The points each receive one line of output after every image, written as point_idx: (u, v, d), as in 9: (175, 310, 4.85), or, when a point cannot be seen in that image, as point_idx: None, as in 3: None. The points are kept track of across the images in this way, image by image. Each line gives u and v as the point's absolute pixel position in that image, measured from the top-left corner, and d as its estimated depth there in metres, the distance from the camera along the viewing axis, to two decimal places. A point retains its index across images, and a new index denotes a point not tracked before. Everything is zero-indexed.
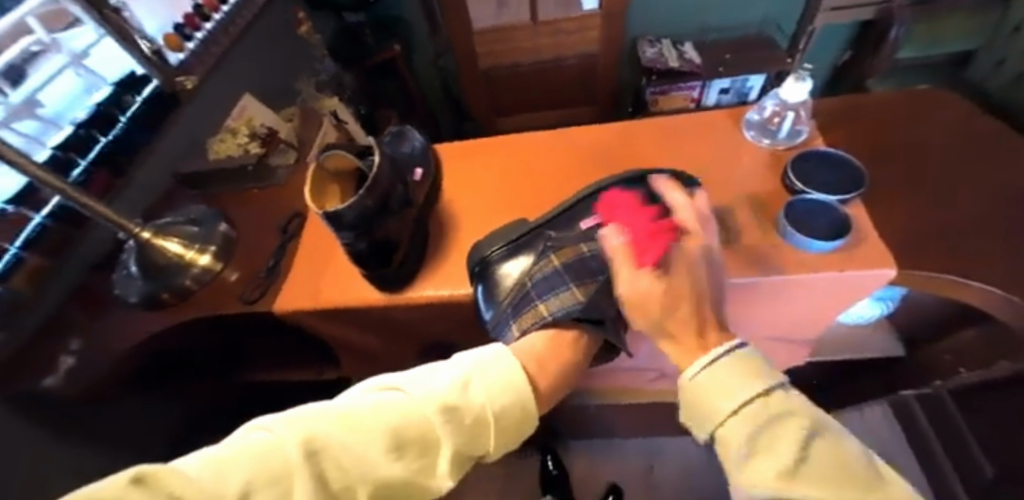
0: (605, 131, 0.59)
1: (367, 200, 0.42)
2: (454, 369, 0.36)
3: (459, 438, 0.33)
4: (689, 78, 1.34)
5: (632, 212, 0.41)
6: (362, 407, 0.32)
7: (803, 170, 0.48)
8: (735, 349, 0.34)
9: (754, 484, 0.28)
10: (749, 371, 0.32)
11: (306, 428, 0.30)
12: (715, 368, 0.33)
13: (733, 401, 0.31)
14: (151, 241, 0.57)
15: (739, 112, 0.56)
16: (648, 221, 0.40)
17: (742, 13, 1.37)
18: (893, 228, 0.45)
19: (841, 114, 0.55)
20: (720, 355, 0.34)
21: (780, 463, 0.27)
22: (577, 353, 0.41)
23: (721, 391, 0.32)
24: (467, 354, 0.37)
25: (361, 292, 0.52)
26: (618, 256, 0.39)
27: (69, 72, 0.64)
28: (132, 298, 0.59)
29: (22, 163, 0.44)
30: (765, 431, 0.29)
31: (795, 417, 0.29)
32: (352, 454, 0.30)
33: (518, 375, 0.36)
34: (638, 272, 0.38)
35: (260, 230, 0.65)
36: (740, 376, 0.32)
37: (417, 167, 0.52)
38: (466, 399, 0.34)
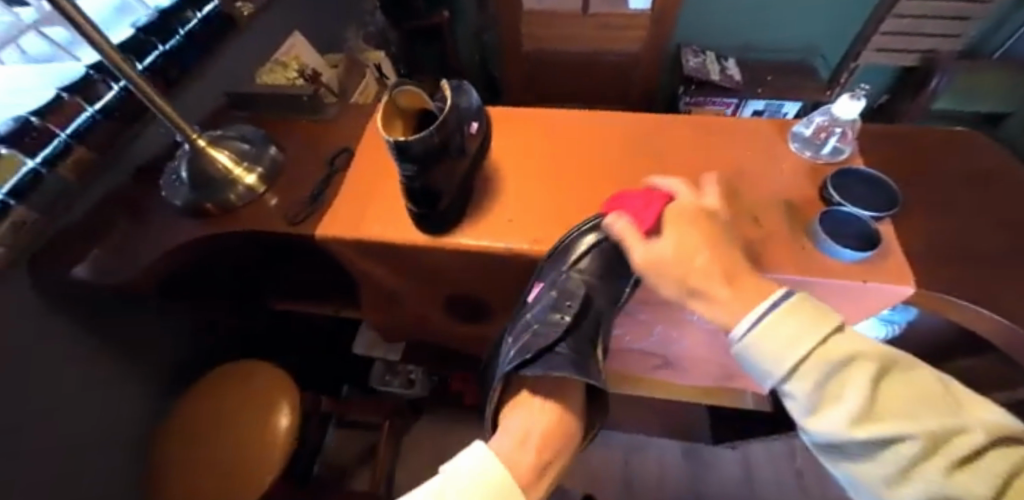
0: (654, 120, 0.61)
1: (435, 137, 0.44)
2: None
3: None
4: (727, 93, 1.36)
5: (644, 194, 0.47)
6: None
7: (843, 184, 0.50)
8: (785, 297, 0.37)
9: (833, 430, 0.34)
10: (807, 316, 0.36)
11: None
12: (760, 333, 0.37)
13: (796, 354, 0.36)
14: (204, 149, 0.60)
15: (786, 125, 0.58)
16: (641, 198, 0.47)
17: (789, 38, 1.38)
18: (919, 249, 0.47)
19: (882, 138, 0.58)
20: (757, 318, 0.37)
21: (852, 410, 0.33)
22: (552, 447, 0.49)
23: (780, 341, 0.36)
24: (439, 478, 0.45)
25: (404, 230, 0.54)
26: (628, 238, 0.44)
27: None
28: (178, 203, 0.61)
29: (99, 42, 0.45)
30: (835, 386, 0.35)
31: (862, 361, 0.34)
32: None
33: (488, 477, 0.44)
34: (650, 244, 0.43)
35: (304, 160, 0.66)
36: (800, 323, 0.36)
37: (474, 120, 0.54)
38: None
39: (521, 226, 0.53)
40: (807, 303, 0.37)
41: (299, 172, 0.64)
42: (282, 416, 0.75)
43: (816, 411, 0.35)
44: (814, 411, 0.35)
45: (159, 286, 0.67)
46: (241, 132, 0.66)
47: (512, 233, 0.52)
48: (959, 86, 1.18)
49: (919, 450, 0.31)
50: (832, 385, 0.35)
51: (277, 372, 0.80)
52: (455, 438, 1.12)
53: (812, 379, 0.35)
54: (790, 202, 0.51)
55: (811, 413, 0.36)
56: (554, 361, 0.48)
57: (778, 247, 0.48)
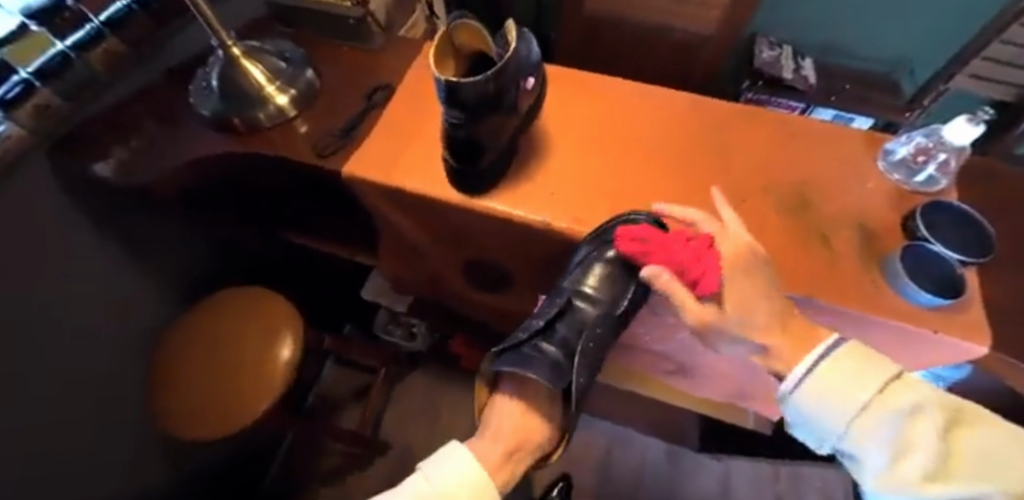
0: (727, 108, 0.55)
1: (491, 84, 0.39)
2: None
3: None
4: (796, 95, 1.26)
5: (659, 240, 0.42)
6: None
7: (934, 218, 0.44)
8: (833, 349, 0.36)
9: (903, 484, 0.32)
10: (865, 364, 0.35)
11: None
12: (816, 380, 0.36)
13: (857, 400, 0.34)
14: (238, 60, 0.56)
15: (877, 140, 0.51)
16: (687, 249, 0.40)
17: (878, 45, 1.26)
18: (1006, 306, 0.42)
19: (982, 174, 0.51)
20: (813, 364, 0.36)
21: (926, 462, 0.32)
22: (524, 445, 0.46)
23: (843, 388, 0.35)
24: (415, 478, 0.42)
25: (436, 184, 0.50)
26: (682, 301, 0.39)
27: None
28: (204, 113, 0.58)
29: None
30: (905, 438, 0.33)
31: (928, 410, 0.33)
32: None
33: (468, 479, 0.41)
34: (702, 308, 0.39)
35: (342, 88, 0.61)
36: (860, 370, 0.35)
37: (531, 75, 0.48)
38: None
39: (563, 201, 0.49)
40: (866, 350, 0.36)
41: (336, 101, 0.60)
42: (283, 347, 0.73)
43: (887, 464, 0.33)
44: (881, 465, 0.33)
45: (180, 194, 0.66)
46: (280, 48, 0.61)
47: (552, 207, 0.48)
48: None
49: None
50: (902, 437, 0.33)
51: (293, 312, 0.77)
52: (446, 396, 1.11)
53: (879, 427, 0.34)
54: (865, 228, 0.45)
55: (880, 467, 0.33)
56: (537, 358, 0.45)
57: (844, 276, 0.42)
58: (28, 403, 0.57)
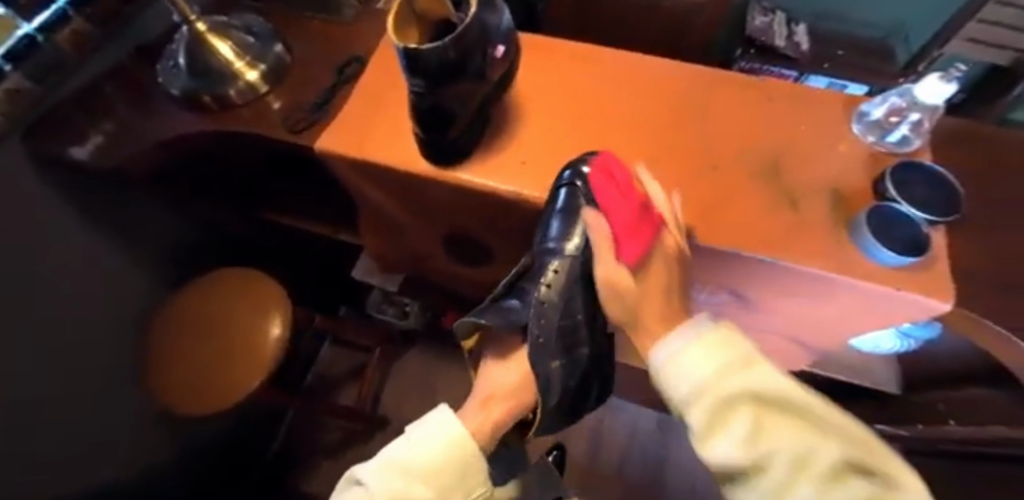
0: (705, 75, 0.54)
1: (451, 51, 0.38)
2: (400, 449, 0.39)
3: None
4: (787, 64, 1.24)
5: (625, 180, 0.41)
6: None
7: (903, 178, 0.44)
8: (700, 323, 0.30)
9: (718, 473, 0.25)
10: (728, 346, 0.28)
11: None
12: (681, 345, 0.30)
13: (708, 369, 0.28)
14: (204, 38, 0.56)
15: (854, 102, 0.51)
16: (632, 211, 0.39)
17: (875, 12, 1.23)
18: (971, 267, 0.42)
19: (963, 137, 0.50)
20: (685, 336, 0.30)
21: (740, 435, 0.25)
22: (503, 398, 0.44)
23: (700, 356, 0.28)
24: (385, 451, 0.39)
25: (409, 157, 0.50)
26: (598, 245, 0.38)
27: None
28: (174, 92, 0.57)
29: None
30: (723, 415, 0.26)
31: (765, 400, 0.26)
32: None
33: (439, 452, 0.38)
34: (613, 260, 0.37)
35: (314, 63, 0.60)
36: (725, 344, 0.29)
37: (501, 45, 0.48)
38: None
39: (535, 171, 0.48)
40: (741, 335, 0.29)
41: (308, 75, 0.59)
42: (271, 326, 0.74)
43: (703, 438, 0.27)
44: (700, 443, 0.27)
45: (152, 173, 0.67)
46: (247, 23, 0.61)
47: (523, 178, 0.48)
48: None
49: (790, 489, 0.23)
50: (725, 408, 0.26)
51: (278, 292, 0.77)
52: (440, 373, 1.12)
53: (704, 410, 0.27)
54: (836, 192, 0.45)
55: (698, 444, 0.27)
56: (501, 312, 0.45)
57: (810, 238, 0.43)
58: (18, 382, 0.59)
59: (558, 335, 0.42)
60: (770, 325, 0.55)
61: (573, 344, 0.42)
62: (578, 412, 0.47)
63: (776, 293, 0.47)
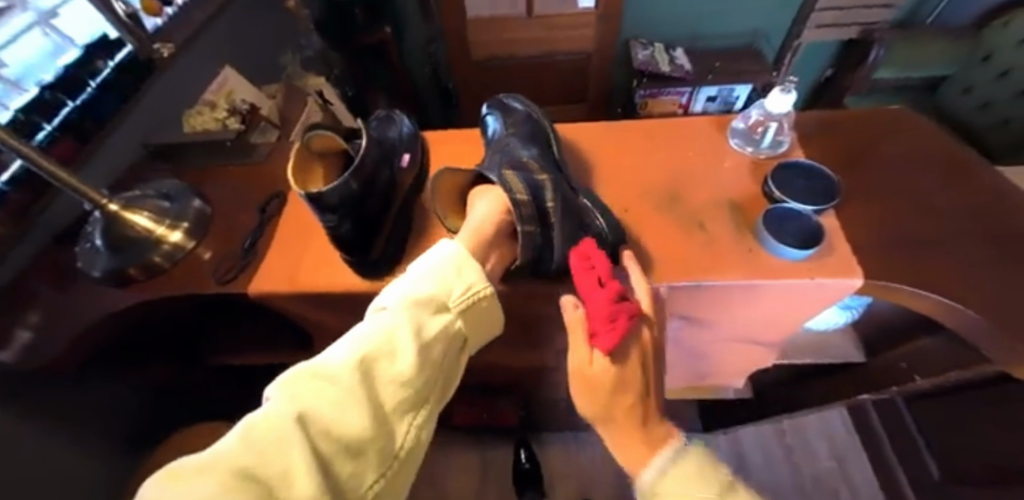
0: (599, 129, 0.59)
1: (352, 183, 0.41)
2: (408, 282, 0.39)
3: (415, 381, 0.34)
4: (678, 84, 1.37)
5: (597, 273, 0.42)
6: (361, 331, 0.35)
7: (784, 179, 0.49)
8: (672, 453, 0.34)
9: None
10: (692, 472, 0.32)
11: (301, 399, 0.29)
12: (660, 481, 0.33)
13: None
14: (119, 214, 0.55)
15: (724, 119, 0.57)
16: (607, 301, 0.40)
17: (732, 26, 1.40)
18: (864, 242, 0.47)
19: (824, 127, 0.57)
20: (663, 467, 0.33)
21: None
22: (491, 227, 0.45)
23: (677, 488, 0.32)
24: (401, 277, 0.40)
25: (344, 278, 0.52)
26: (572, 332, 0.41)
27: (35, 31, 0.62)
28: (97, 274, 0.56)
29: None
30: None
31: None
32: (329, 422, 0.29)
33: (449, 271, 0.40)
34: (588, 353, 0.39)
35: (236, 208, 0.63)
36: (693, 474, 0.32)
37: (405, 153, 0.51)
38: (403, 352, 0.33)
39: None
40: (696, 457, 0.34)
41: (231, 222, 0.61)
42: None
43: None
44: None
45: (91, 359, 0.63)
46: (160, 189, 0.62)
47: None
48: (898, 55, 1.27)
49: None
50: None
51: None
52: None
53: None
54: (733, 206, 0.50)
55: None
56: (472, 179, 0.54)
57: (724, 254, 0.46)
58: None
59: (510, 163, 0.49)
60: (725, 336, 0.58)
61: (538, 193, 0.46)
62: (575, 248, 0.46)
63: (718, 309, 0.50)
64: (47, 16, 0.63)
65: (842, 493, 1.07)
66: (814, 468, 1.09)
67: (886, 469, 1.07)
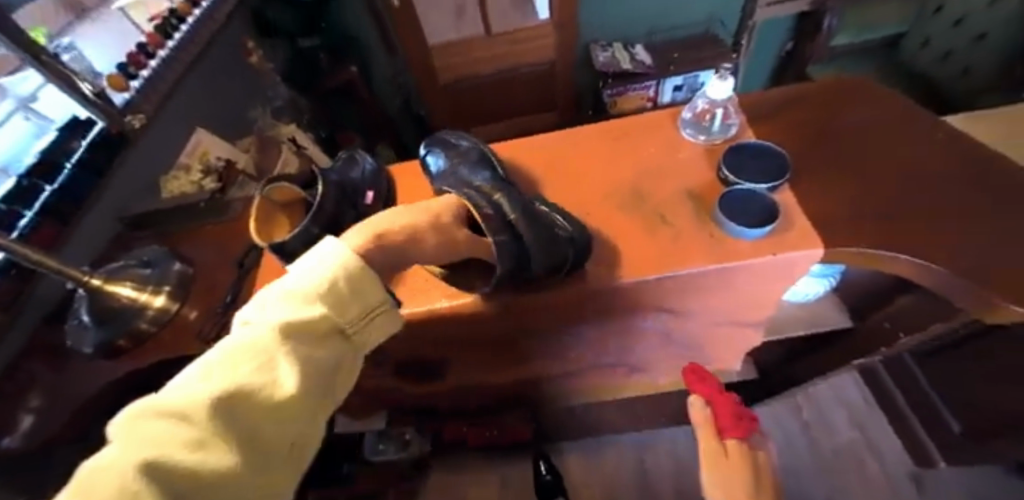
0: (560, 140, 0.59)
1: (313, 228, 0.43)
2: (295, 279, 0.30)
3: (303, 403, 0.27)
4: (643, 78, 1.40)
5: (720, 394, 0.55)
6: (230, 344, 0.26)
7: (738, 162, 0.50)
8: None
9: None
10: None
11: (137, 447, 0.20)
12: None
13: None
14: (102, 288, 0.56)
15: (675, 112, 0.59)
16: (733, 410, 0.53)
17: (686, 15, 1.43)
18: (823, 211, 0.48)
19: (776, 105, 0.58)
20: None
21: None
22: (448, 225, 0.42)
23: None
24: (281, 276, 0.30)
25: None
26: (703, 429, 0.52)
27: (19, 116, 0.64)
28: (87, 350, 0.56)
29: None
30: None
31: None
32: (183, 474, 0.20)
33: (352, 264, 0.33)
34: (721, 446, 0.51)
35: (216, 266, 0.64)
36: None
37: (368, 191, 0.52)
38: (294, 370, 0.26)
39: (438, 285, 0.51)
40: None
41: (212, 280, 0.63)
42: None
43: None
44: None
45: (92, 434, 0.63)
46: (140, 258, 0.63)
47: (431, 293, 0.50)
48: (850, 21, 1.30)
49: None
50: None
51: None
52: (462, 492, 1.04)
53: None
54: (693, 195, 0.51)
55: None
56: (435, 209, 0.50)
57: (688, 243, 0.47)
58: None
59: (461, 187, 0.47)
60: (711, 323, 0.58)
61: (496, 207, 0.43)
62: (553, 249, 0.44)
63: (695, 297, 0.51)
64: (26, 102, 0.64)
65: (866, 461, 1.06)
66: (833, 441, 1.09)
67: (909, 431, 1.05)
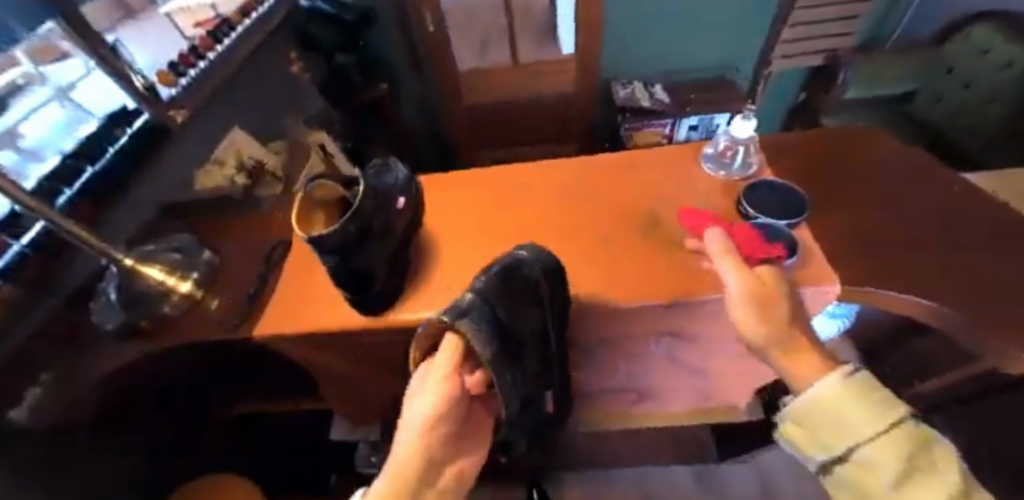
0: (584, 170, 0.63)
1: (350, 225, 0.44)
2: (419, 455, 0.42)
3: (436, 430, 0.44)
4: (659, 116, 1.43)
5: (733, 226, 0.51)
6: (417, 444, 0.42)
7: (756, 198, 0.53)
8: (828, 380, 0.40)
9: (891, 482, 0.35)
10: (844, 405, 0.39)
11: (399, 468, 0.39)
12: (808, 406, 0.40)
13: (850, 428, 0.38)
14: (133, 269, 0.57)
15: (696, 147, 0.62)
16: (748, 238, 0.49)
17: (704, 60, 1.49)
18: (837, 249, 0.50)
19: (789, 150, 0.62)
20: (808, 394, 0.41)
21: (896, 479, 0.35)
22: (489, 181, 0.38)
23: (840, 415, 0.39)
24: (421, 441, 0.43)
25: (346, 317, 0.54)
26: (721, 250, 0.47)
27: (54, 104, 0.63)
28: (109, 327, 0.57)
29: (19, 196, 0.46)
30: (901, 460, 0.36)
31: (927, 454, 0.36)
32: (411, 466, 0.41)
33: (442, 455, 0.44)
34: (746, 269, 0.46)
35: (240, 270, 0.66)
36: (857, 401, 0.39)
37: (399, 197, 0.53)
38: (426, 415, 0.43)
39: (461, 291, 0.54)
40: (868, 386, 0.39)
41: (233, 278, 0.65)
42: None
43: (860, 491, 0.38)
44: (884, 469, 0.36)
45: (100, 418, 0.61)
46: (172, 243, 0.65)
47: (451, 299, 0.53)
48: (865, 73, 1.32)
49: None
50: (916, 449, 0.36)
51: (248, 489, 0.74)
52: None
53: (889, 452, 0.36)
54: (714, 226, 0.53)
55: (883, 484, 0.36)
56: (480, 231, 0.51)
57: (708, 270, 0.49)
58: None
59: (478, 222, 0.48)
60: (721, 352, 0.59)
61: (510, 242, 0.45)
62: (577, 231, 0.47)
63: (708, 324, 0.53)
64: (65, 90, 0.64)
65: None
66: None
67: None
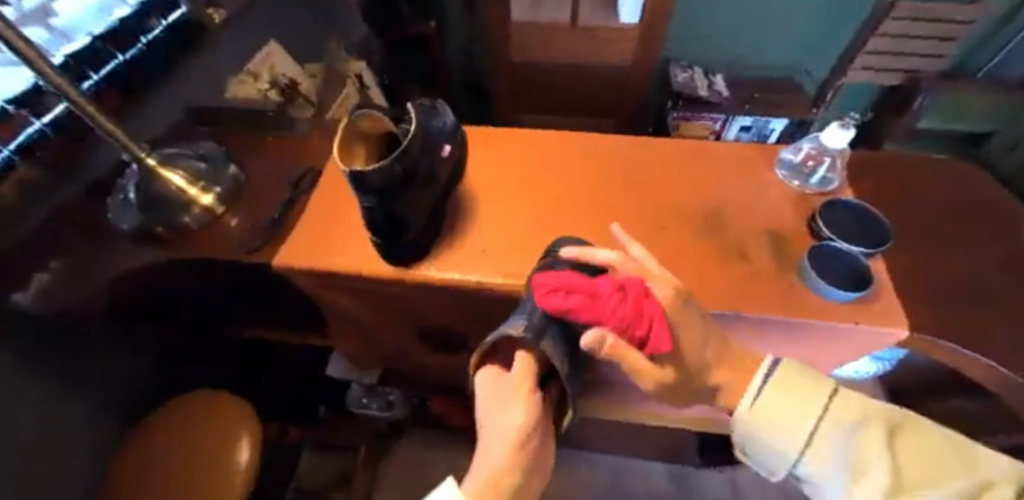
0: (642, 152, 0.58)
1: (396, 165, 0.41)
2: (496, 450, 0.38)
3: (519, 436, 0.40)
4: (715, 109, 1.35)
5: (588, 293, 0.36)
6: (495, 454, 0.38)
7: (833, 216, 0.48)
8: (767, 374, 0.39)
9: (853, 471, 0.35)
10: (800, 386, 0.38)
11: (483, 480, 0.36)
12: (768, 400, 0.39)
13: (804, 415, 0.37)
14: (155, 170, 0.54)
15: (773, 150, 0.57)
16: (628, 311, 0.36)
17: (774, 56, 1.39)
18: (910, 290, 0.46)
19: (870, 170, 0.56)
20: (761, 387, 0.39)
21: (878, 485, 0.34)
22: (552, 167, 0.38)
23: (793, 404, 0.38)
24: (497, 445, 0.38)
25: (370, 262, 0.51)
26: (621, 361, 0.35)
27: None
28: (125, 227, 0.56)
29: (39, 65, 0.39)
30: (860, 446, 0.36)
31: (863, 416, 0.36)
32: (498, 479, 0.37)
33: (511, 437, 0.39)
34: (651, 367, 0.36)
35: (271, 182, 0.63)
36: (795, 386, 0.38)
37: (446, 144, 0.48)
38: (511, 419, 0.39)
39: (494, 257, 0.50)
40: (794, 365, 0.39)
41: (261, 197, 0.61)
42: (240, 451, 0.65)
43: (849, 482, 0.36)
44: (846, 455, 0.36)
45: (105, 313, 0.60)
46: (196, 150, 0.62)
47: (481, 266, 0.49)
48: (944, 105, 1.26)
49: (929, 497, 0.33)
50: (856, 415, 0.37)
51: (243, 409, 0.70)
52: (425, 463, 0.97)
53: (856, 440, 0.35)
54: (777, 238, 0.49)
55: (844, 479, 0.36)
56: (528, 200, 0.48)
57: (765, 285, 0.45)
58: None
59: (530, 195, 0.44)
60: None
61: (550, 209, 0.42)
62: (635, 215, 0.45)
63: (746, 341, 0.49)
64: None
65: None
66: None
67: None
